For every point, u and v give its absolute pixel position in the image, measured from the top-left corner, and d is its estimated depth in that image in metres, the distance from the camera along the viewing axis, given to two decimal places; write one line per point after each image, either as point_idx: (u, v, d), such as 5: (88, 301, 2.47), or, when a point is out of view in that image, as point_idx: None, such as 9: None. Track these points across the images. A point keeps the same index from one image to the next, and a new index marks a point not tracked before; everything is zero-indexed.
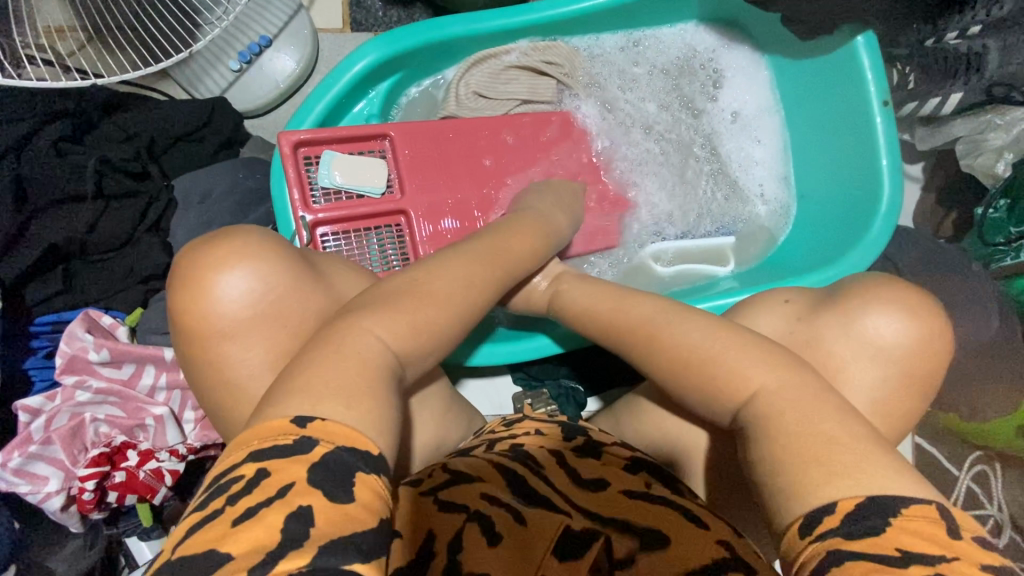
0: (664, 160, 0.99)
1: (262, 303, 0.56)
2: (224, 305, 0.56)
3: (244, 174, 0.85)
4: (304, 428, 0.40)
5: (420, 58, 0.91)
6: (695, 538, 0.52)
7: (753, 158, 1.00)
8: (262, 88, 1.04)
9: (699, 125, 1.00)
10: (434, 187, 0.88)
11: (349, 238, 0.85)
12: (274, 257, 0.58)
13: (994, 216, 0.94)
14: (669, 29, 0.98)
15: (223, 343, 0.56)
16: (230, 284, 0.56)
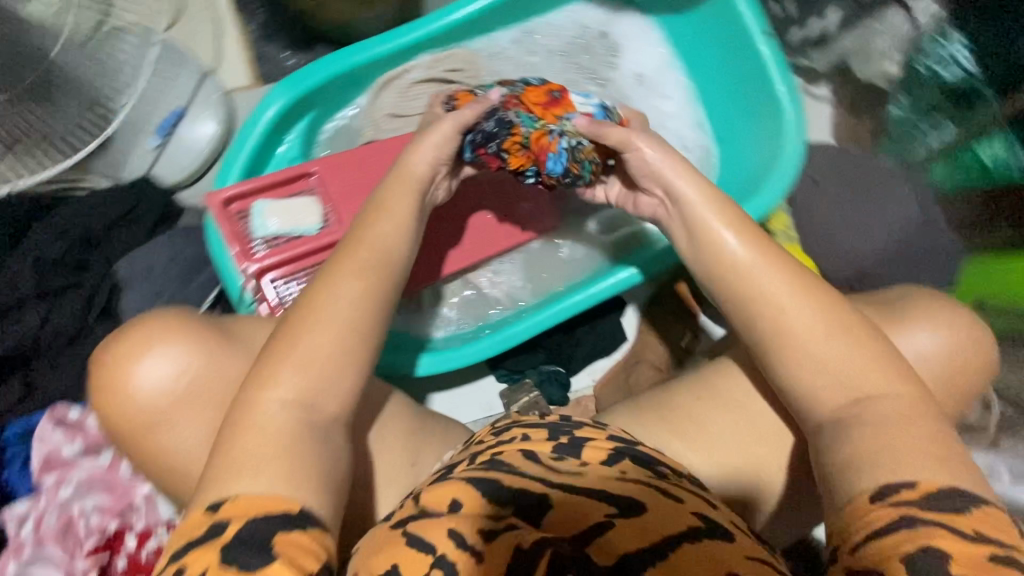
0: None
1: (186, 383, 0.60)
2: (148, 390, 0.60)
3: (183, 244, 0.87)
4: (216, 512, 0.47)
5: (327, 93, 0.94)
6: (674, 512, 0.52)
7: (667, 113, 1.04)
8: (186, 158, 1.06)
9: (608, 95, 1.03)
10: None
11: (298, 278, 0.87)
12: (189, 336, 0.62)
13: (900, 112, 1.03)
14: (557, 14, 1.03)
15: (171, 414, 0.60)
16: (151, 371, 0.60)
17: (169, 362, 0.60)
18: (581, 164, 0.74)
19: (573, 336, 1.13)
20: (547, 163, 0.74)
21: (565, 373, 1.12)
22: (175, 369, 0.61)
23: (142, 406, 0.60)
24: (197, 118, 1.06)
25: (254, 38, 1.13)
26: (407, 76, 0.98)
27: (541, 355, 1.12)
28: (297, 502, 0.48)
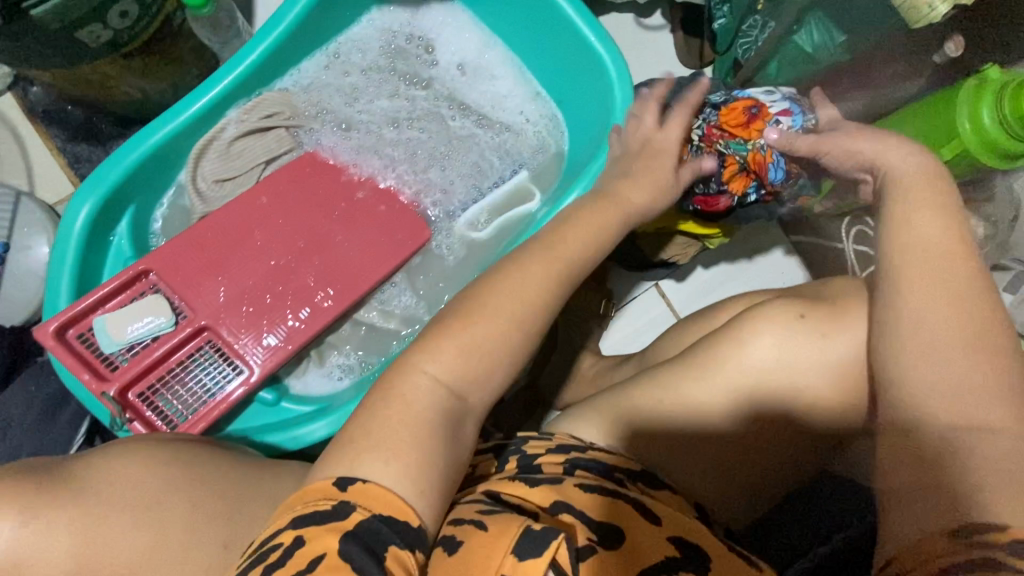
0: (425, 140, 1.00)
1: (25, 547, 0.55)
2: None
3: (36, 385, 0.83)
4: (345, 488, 0.50)
5: (141, 181, 0.88)
6: (653, 532, 0.56)
7: (500, 93, 1.01)
8: (28, 289, 0.99)
9: (435, 94, 1.01)
10: (225, 292, 0.87)
11: (168, 382, 0.83)
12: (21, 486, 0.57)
13: (722, 24, 1.03)
14: (358, 27, 0.99)
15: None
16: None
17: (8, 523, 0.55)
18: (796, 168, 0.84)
19: None
20: (769, 173, 0.86)
21: None
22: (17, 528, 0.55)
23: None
24: (26, 245, 0.99)
25: (62, 142, 1.05)
26: (221, 137, 0.92)
27: None
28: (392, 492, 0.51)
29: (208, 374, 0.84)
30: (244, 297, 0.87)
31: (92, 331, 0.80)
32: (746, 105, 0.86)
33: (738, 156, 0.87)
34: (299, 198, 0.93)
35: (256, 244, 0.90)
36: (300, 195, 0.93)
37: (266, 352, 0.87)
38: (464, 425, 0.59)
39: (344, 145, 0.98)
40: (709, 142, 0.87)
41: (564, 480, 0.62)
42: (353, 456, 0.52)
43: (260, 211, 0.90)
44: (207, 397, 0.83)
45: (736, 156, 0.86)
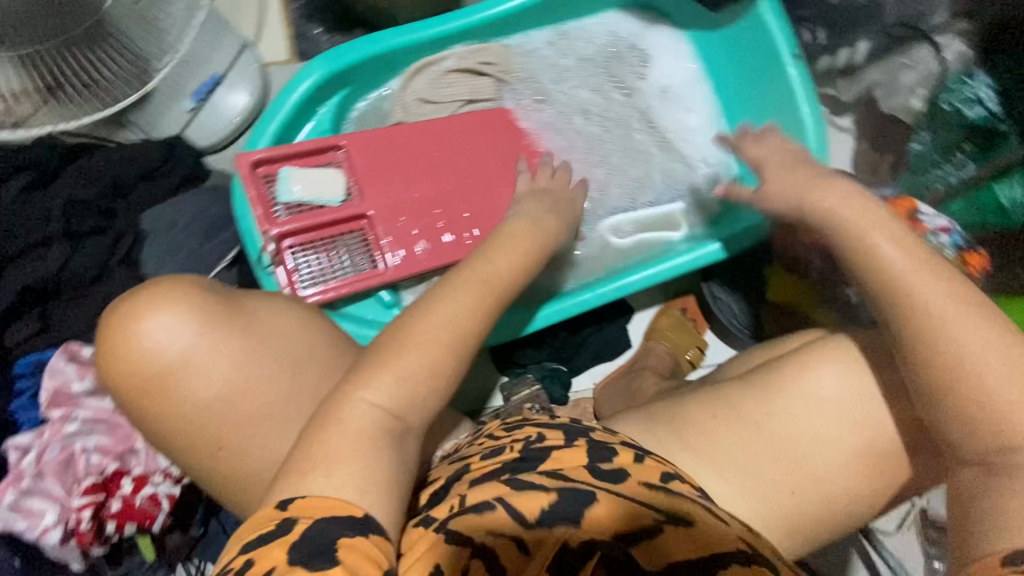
0: (607, 138, 1.05)
1: (189, 348, 0.60)
2: (162, 348, 0.60)
3: (208, 200, 0.88)
4: (285, 510, 0.49)
5: (362, 72, 0.96)
6: (714, 531, 0.52)
7: (690, 126, 1.06)
8: (217, 123, 1.08)
9: (632, 104, 1.06)
10: (391, 193, 0.93)
11: (315, 247, 0.89)
12: (191, 298, 0.61)
13: (920, 147, 1.02)
14: (592, 19, 1.06)
15: (175, 381, 0.61)
16: (164, 329, 0.60)
17: (188, 323, 0.61)
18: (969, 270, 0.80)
19: (577, 336, 1.14)
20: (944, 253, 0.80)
21: (567, 372, 1.14)
22: (192, 333, 0.61)
23: (145, 372, 0.60)
24: (234, 86, 1.08)
25: (297, 16, 1.16)
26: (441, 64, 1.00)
27: (545, 352, 1.12)
28: (361, 507, 0.50)
29: (349, 256, 0.91)
30: (404, 202, 0.93)
31: (278, 178, 0.87)
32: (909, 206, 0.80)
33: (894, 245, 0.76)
34: (480, 138, 0.99)
35: (433, 159, 0.96)
36: (483, 135, 0.99)
37: (403, 258, 0.92)
38: (408, 438, 0.56)
39: (535, 116, 1.04)
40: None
41: (628, 477, 0.56)
42: (297, 472, 0.51)
43: (446, 135, 0.97)
44: (340, 275, 0.90)
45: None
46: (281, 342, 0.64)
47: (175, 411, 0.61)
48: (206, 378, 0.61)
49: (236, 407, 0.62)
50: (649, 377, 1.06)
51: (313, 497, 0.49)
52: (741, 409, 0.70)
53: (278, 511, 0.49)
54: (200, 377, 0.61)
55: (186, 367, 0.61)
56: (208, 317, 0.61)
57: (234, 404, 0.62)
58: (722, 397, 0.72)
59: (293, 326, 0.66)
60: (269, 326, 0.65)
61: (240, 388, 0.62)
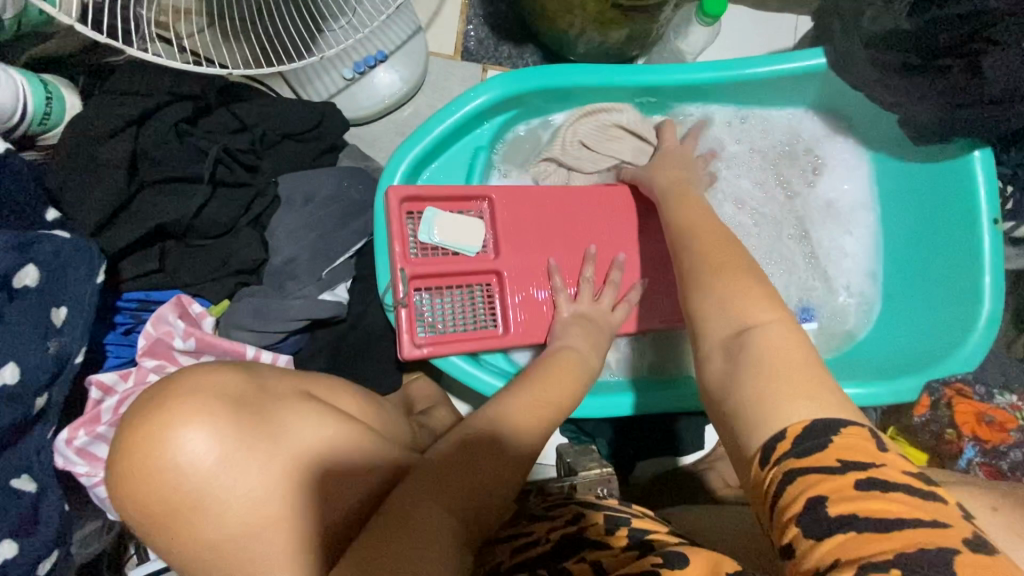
0: (758, 234, 0.98)
1: (209, 477, 0.51)
2: (178, 477, 0.50)
3: (348, 182, 0.84)
4: None
5: (539, 99, 0.91)
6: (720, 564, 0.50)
7: (844, 249, 0.99)
8: (368, 99, 1.04)
9: (791, 208, 1.00)
10: (527, 258, 0.86)
11: (438, 296, 0.84)
12: (213, 407, 0.52)
13: None
14: (778, 112, 1.00)
15: (188, 515, 0.51)
16: (185, 451, 0.50)
17: (214, 440, 0.51)
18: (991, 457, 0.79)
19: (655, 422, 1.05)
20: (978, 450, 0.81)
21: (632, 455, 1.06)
22: (215, 456, 0.51)
23: (156, 503, 0.50)
24: (396, 67, 1.04)
25: (475, 13, 1.11)
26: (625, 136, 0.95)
27: (620, 429, 1.05)
28: None
29: (470, 311, 0.85)
30: (543, 267, 0.86)
31: (421, 217, 0.82)
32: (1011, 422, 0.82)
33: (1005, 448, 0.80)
34: (628, 221, 0.90)
35: (580, 228, 0.88)
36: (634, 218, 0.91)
37: (528, 326, 0.84)
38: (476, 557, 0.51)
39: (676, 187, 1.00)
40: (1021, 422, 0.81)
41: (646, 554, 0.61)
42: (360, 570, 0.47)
43: (599, 209, 0.90)
44: (458, 331, 0.84)
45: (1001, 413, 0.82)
46: (315, 468, 0.55)
47: (198, 542, 0.51)
48: (222, 518, 0.51)
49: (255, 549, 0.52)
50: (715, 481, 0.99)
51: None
52: None
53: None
54: (220, 510, 0.51)
55: (200, 503, 0.51)
56: (238, 430, 0.52)
57: (250, 549, 0.52)
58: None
59: (324, 448, 0.57)
60: (298, 449, 0.55)
61: (259, 529, 0.52)
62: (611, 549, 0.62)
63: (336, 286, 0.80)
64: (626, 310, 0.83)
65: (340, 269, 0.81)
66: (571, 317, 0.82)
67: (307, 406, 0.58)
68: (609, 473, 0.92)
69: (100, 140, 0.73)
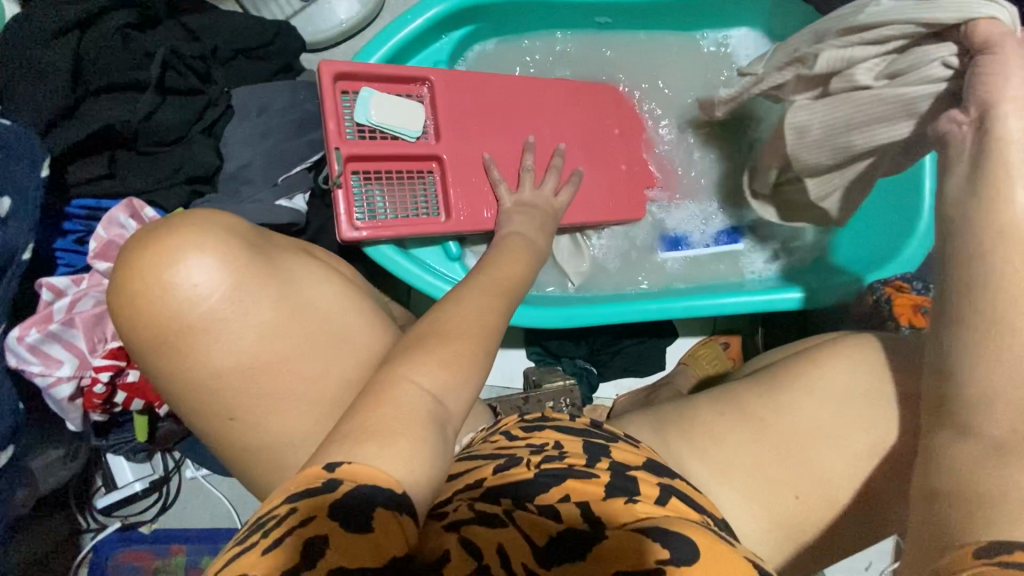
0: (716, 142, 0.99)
1: (223, 296, 0.54)
2: (186, 296, 0.52)
3: (304, 97, 0.83)
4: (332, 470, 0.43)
5: (496, 13, 0.92)
6: (730, 557, 0.54)
7: None
8: (325, 22, 1.02)
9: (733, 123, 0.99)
10: (474, 147, 0.86)
11: (380, 180, 0.83)
12: (223, 243, 0.55)
13: None
14: (737, 36, 1.01)
15: (189, 337, 0.53)
16: (193, 269, 0.53)
17: (223, 270, 0.54)
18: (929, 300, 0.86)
19: (616, 342, 1.10)
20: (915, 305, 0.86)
21: (595, 375, 1.10)
22: (221, 287, 0.54)
23: (163, 323, 0.53)
24: None
25: None
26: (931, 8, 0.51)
27: (583, 350, 1.09)
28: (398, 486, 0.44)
29: (416, 201, 0.85)
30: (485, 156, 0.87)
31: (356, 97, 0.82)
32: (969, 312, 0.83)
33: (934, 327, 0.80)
34: (587, 113, 0.93)
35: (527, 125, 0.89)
36: (597, 112, 0.94)
37: (472, 214, 0.85)
38: None
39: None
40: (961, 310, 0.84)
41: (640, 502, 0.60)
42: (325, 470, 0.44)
43: (558, 102, 0.92)
44: (402, 215, 0.84)
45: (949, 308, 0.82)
46: (317, 316, 0.59)
47: (209, 370, 0.55)
48: (230, 346, 0.54)
49: (259, 380, 0.56)
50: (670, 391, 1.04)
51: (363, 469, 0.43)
52: (750, 405, 0.69)
53: (326, 471, 0.43)
54: (228, 338, 0.54)
55: (206, 328, 0.53)
56: (236, 266, 0.55)
57: (260, 375, 0.55)
58: (732, 396, 0.71)
59: (329, 299, 0.61)
60: (303, 294, 0.59)
61: (268, 360, 0.56)
62: (597, 490, 0.61)
63: (294, 193, 0.79)
64: (568, 194, 0.85)
65: (296, 177, 0.80)
66: (513, 206, 0.82)
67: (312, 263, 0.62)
68: (572, 385, 0.99)
69: (40, 39, 0.70)
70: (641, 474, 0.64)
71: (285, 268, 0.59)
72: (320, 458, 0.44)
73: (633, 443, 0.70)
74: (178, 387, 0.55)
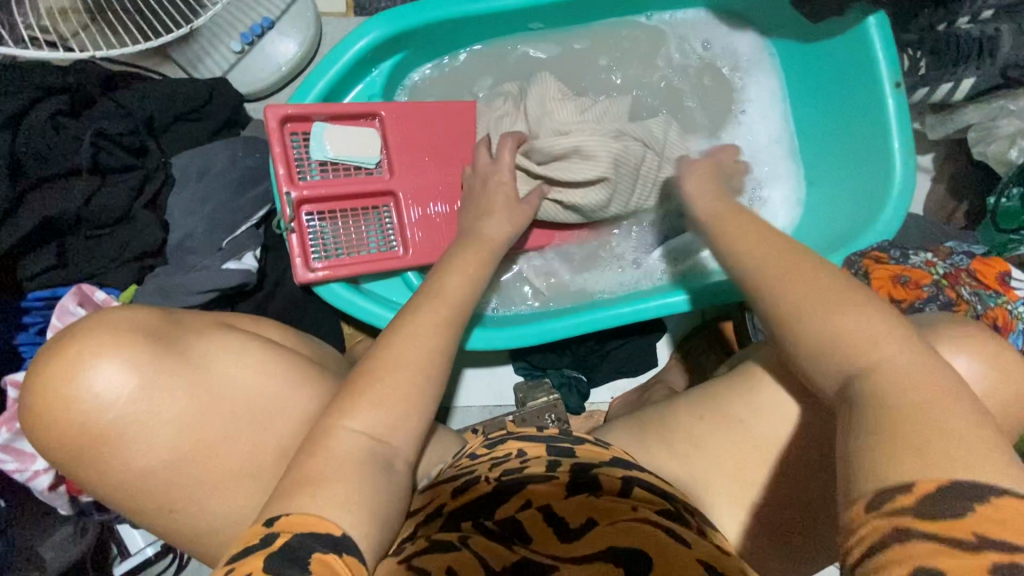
0: (676, 86, 0.98)
1: (136, 403, 0.56)
2: (99, 405, 0.55)
3: (243, 152, 0.83)
4: (269, 526, 0.45)
5: (423, 39, 0.90)
6: (680, 555, 0.50)
7: (753, 129, 0.98)
8: (263, 70, 1.03)
9: (692, 77, 0.98)
10: (421, 174, 0.88)
11: (334, 220, 0.86)
12: (130, 347, 0.57)
13: (1008, 204, 0.94)
14: (680, 16, 0.98)
15: (116, 439, 0.56)
16: (103, 379, 0.55)
17: (134, 372, 0.56)
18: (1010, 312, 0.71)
19: (602, 346, 1.08)
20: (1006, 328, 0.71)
21: (585, 382, 1.08)
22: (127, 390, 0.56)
23: (81, 436, 0.55)
24: (285, 34, 1.02)
25: None
26: None
27: (567, 359, 1.07)
28: (335, 526, 0.46)
29: (375, 232, 0.88)
30: (437, 185, 0.89)
31: (308, 135, 0.84)
32: (1001, 269, 0.73)
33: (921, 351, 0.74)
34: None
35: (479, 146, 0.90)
36: None
37: (424, 238, 0.87)
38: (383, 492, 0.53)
39: None
40: (952, 281, 0.72)
41: (600, 495, 0.57)
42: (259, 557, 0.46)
43: (490, 114, 0.91)
44: (365, 252, 0.87)
45: (975, 306, 0.71)
46: (236, 397, 0.61)
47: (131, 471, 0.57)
48: (147, 444, 0.57)
49: (185, 470, 0.58)
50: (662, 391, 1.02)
51: (304, 511, 0.46)
52: (721, 402, 0.67)
53: (263, 527, 0.45)
54: (136, 445, 0.56)
55: (127, 428, 0.56)
56: (146, 368, 0.57)
57: (183, 463, 0.58)
58: (709, 397, 0.69)
59: (247, 373, 0.63)
60: (217, 376, 0.61)
61: (190, 447, 0.58)
62: (554, 490, 0.58)
63: (241, 253, 0.80)
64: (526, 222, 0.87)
65: (242, 238, 0.80)
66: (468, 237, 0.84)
67: (229, 336, 0.65)
68: (555, 400, 0.99)
69: None
70: (603, 470, 0.60)
71: (188, 355, 0.61)
72: (267, 512, 0.47)
73: (603, 444, 0.66)
74: (122, 486, 0.57)
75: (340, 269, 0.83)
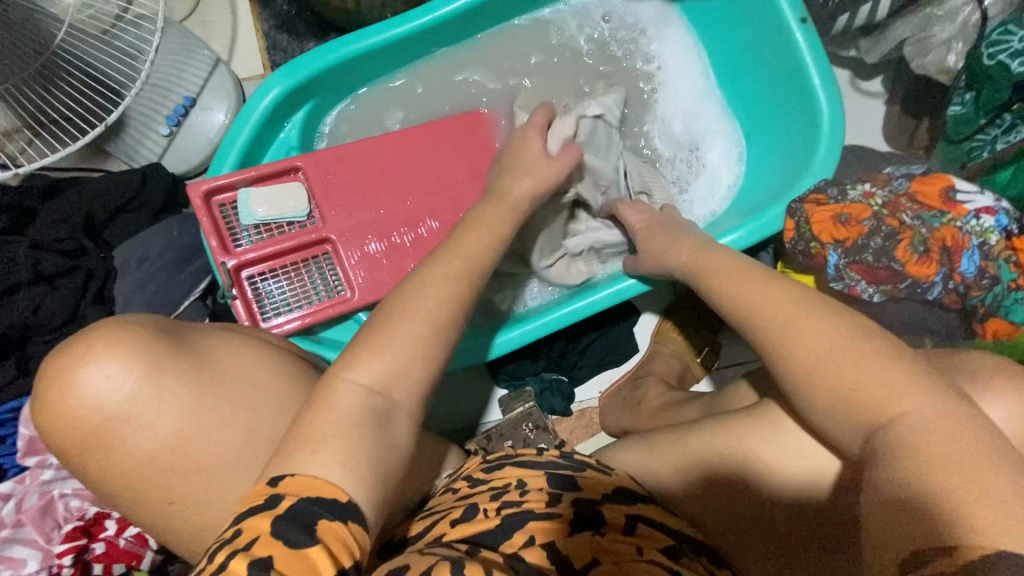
0: (587, 71, 0.98)
1: (124, 395, 0.51)
2: (88, 403, 0.50)
3: (178, 231, 0.85)
4: (276, 485, 0.44)
5: (328, 83, 0.91)
6: None
7: (676, 97, 0.96)
8: (195, 146, 1.06)
9: (603, 60, 0.97)
10: (356, 219, 0.89)
11: (280, 276, 0.87)
12: (135, 338, 0.53)
13: (960, 112, 0.88)
14: None
15: (113, 456, 0.51)
16: (89, 377, 0.50)
17: (121, 371, 0.51)
18: (995, 257, 0.66)
19: (578, 344, 1.06)
20: (959, 264, 0.66)
21: (567, 383, 1.06)
22: (131, 383, 0.52)
23: (81, 428, 0.51)
24: (208, 107, 1.05)
25: (269, 26, 1.12)
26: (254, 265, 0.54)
27: (543, 363, 1.05)
28: (342, 492, 0.45)
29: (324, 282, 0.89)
30: (371, 224, 0.89)
31: (237, 203, 0.85)
32: (945, 184, 0.69)
33: (876, 294, 0.70)
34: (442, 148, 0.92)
35: (405, 179, 0.91)
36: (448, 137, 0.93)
37: (370, 277, 0.88)
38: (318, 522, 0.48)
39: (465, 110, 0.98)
40: (893, 209, 0.68)
41: (605, 531, 0.56)
42: None
43: (410, 145, 0.91)
44: (315, 301, 0.88)
45: (920, 231, 0.67)
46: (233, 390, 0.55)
47: (124, 497, 0.53)
48: (150, 430, 0.52)
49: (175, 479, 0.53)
50: (655, 385, 0.99)
51: (305, 475, 0.45)
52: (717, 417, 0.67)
53: (269, 486, 0.44)
54: (136, 437, 0.52)
55: (134, 420, 0.51)
56: (134, 362, 0.52)
57: (190, 448, 0.53)
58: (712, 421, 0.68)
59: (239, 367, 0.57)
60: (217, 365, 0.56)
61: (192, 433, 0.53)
62: (557, 525, 0.56)
63: None
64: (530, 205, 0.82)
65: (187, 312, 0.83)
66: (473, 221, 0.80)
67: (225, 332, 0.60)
68: (530, 409, 1.03)
69: None
70: (609, 505, 0.60)
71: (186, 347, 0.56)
72: (267, 472, 0.46)
73: (606, 469, 0.66)
74: None
75: (295, 324, 0.84)
